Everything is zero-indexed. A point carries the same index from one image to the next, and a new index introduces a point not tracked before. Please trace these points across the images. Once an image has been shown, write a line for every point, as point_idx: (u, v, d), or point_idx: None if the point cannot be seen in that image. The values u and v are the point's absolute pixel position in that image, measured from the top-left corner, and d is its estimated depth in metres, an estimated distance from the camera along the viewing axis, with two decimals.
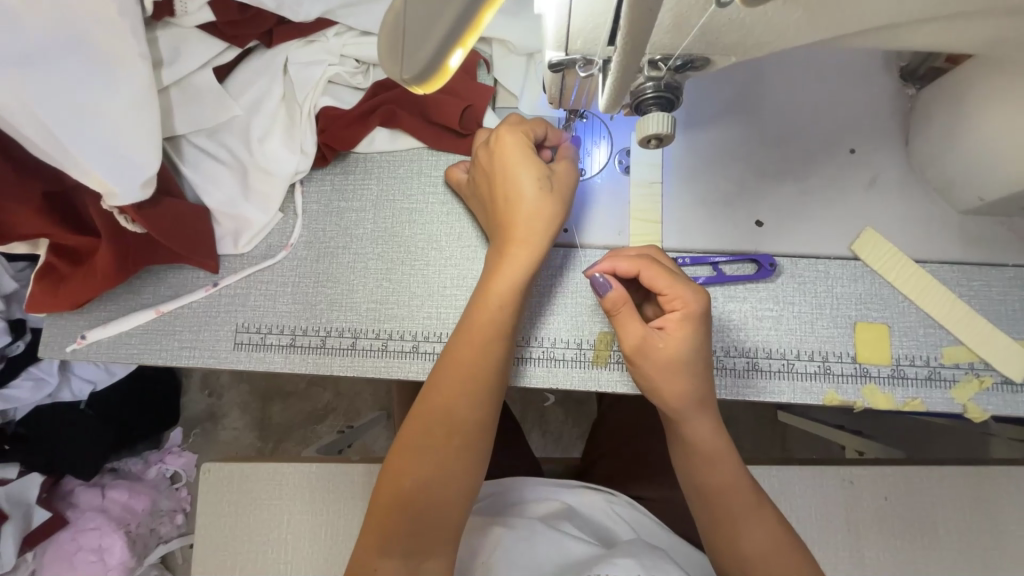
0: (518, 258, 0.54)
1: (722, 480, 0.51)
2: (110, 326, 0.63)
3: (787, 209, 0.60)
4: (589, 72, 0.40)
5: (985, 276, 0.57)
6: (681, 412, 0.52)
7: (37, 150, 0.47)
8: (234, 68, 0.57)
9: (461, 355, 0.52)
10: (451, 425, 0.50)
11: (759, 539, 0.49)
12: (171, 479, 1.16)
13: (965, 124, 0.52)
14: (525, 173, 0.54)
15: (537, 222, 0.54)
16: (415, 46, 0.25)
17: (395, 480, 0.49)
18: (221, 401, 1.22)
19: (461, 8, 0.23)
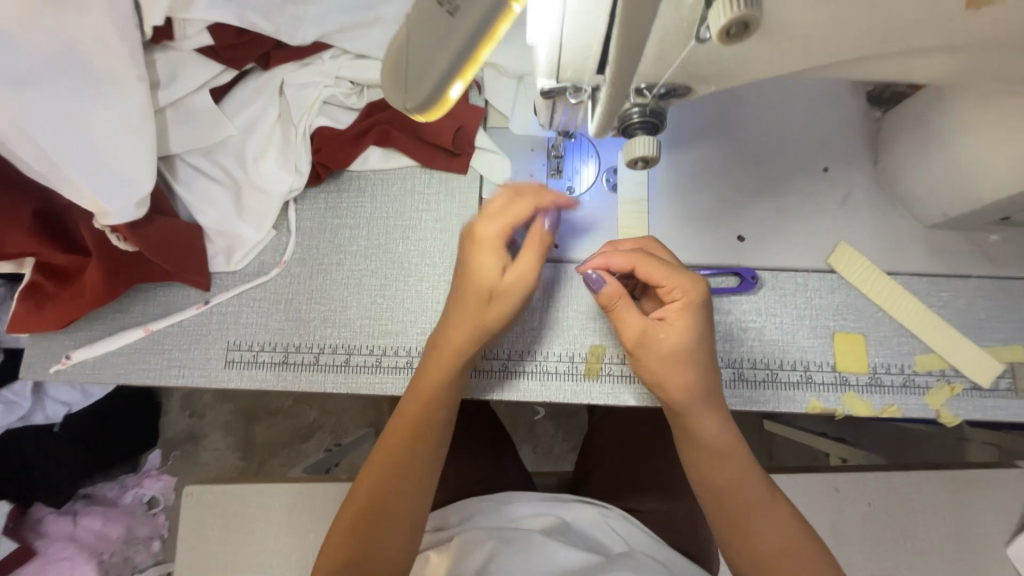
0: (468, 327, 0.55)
1: (731, 477, 0.52)
2: (96, 345, 0.63)
3: (767, 225, 0.63)
4: (578, 99, 0.42)
5: (953, 287, 0.61)
6: (688, 406, 0.53)
7: (29, 168, 0.47)
8: (230, 89, 0.57)
9: (406, 409, 0.55)
10: (419, 440, 0.54)
11: (771, 537, 0.50)
12: (149, 505, 1.13)
13: (930, 147, 0.56)
14: (475, 278, 0.55)
15: (483, 312, 0.55)
16: (418, 76, 0.26)
17: (366, 490, 0.52)
18: (202, 421, 1.19)
19: (461, 43, 0.25)
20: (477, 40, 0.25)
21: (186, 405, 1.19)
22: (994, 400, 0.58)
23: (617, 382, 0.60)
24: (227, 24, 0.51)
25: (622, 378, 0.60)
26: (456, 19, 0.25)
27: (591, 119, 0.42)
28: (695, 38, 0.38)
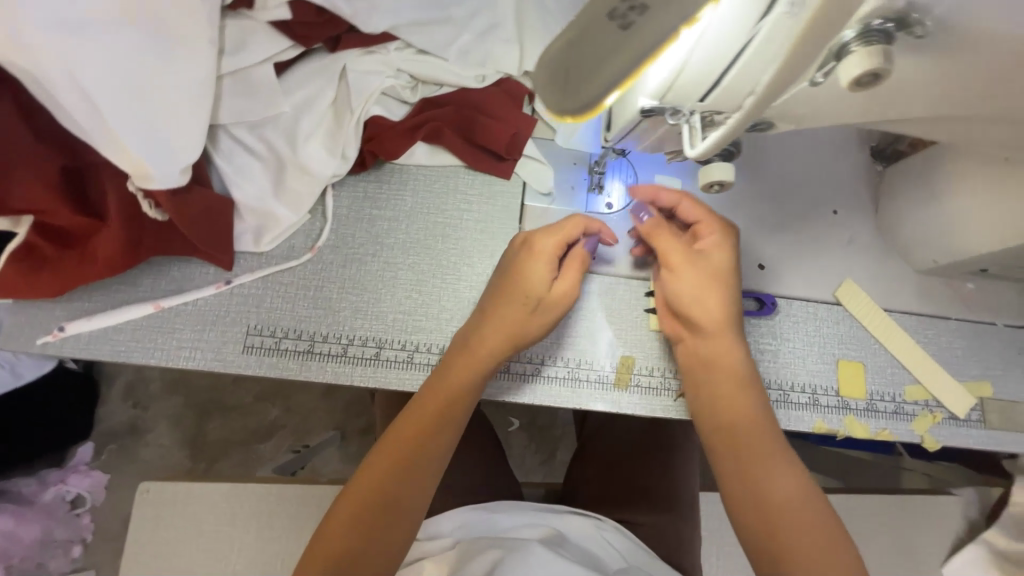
0: (499, 338, 0.56)
1: (741, 413, 0.54)
2: (95, 319, 0.57)
3: (784, 257, 0.68)
4: (675, 122, 0.41)
5: (936, 326, 0.68)
6: (711, 324, 0.56)
7: (67, 118, 0.43)
8: (293, 64, 0.56)
9: (416, 419, 0.53)
10: (435, 419, 0.54)
11: (784, 489, 0.50)
12: (71, 503, 1.15)
13: (930, 201, 0.63)
14: (524, 288, 0.56)
15: (525, 321, 0.56)
16: (580, 81, 0.28)
17: (383, 458, 0.52)
18: (145, 413, 1.22)
19: (633, 56, 0.26)
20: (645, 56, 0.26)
21: (128, 396, 1.22)
22: (967, 429, 0.65)
23: (646, 394, 0.62)
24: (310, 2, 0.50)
25: (650, 390, 0.62)
26: (628, 34, 0.26)
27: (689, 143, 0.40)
28: (807, 83, 0.40)
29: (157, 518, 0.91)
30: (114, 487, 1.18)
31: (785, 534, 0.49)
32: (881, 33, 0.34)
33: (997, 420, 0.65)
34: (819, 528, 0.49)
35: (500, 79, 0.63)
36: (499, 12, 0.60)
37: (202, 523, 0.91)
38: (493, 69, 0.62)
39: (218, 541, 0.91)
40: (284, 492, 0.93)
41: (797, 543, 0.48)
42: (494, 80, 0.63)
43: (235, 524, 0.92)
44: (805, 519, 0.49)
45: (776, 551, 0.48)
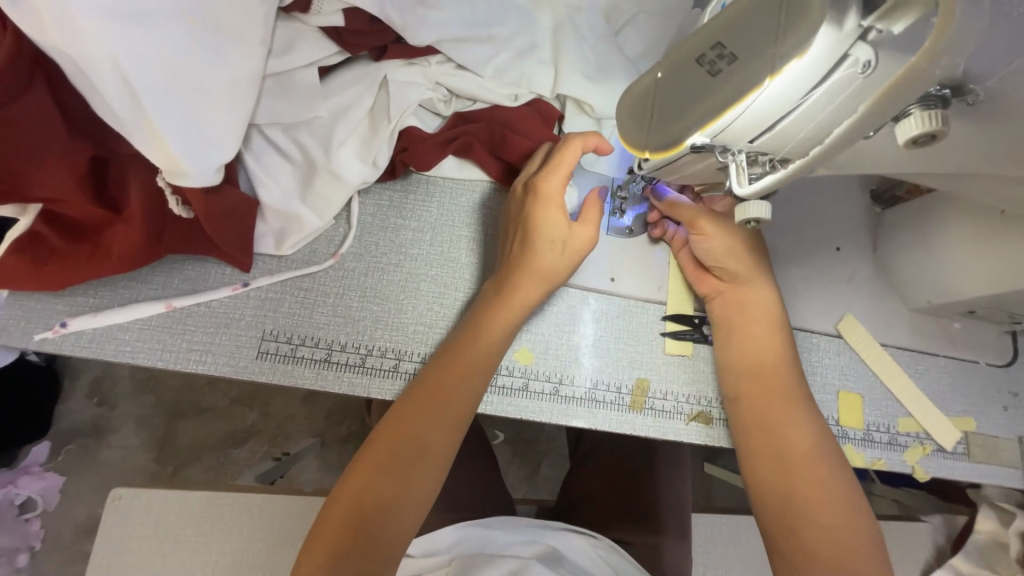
0: (524, 291, 0.57)
1: (771, 359, 0.61)
2: (100, 316, 0.54)
3: (790, 289, 0.71)
4: (723, 160, 0.41)
5: (927, 362, 0.72)
6: (747, 273, 0.62)
7: (102, 106, 0.40)
8: (335, 68, 0.56)
9: (445, 376, 0.55)
10: (483, 356, 0.56)
11: (801, 434, 0.58)
12: (20, 507, 1.09)
13: (927, 245, 0.68)
14: (547, 234, 0.58)
15: (549, 266, 0.58)
16: (666, 125, 0.38)
17: (432, 386, 0.55)
18: (111, 411, 1.15)
19: (717, 103, 0.35)
20: (727, 104, 0.35)
21: (94, 393, 1.15)
22: (953, 461, 0.69)
23: (659, 417, 0.63)
24: (363, 10, 0.50)
25: (664, 413, 0.63)
26: (716, 79, 0.35)
27: (738, 182, 0.42)
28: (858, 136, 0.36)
29: (128, 527, 0.86)
30: (70, 489, 1.12)
31: (796, 468, 0.57)
32: (938, 98, 0.32)
33: (979, 453, 0.69)
34: (828, 465, 0.57)
35: (533, 99, 0.64)
36: (537, 36, 0.62)
37: (178, 534, 0.86)
38: (528, 89, 0.63)
39: (193, 554, 0.86)
40: (268, 502, 0.89)
41: (807, 476, 0.56)
42: (527, 100, 0.64)
43: (213, 535, 0.87)
44: (817, 457, 0.57)
45: (786, 483, 0.56)
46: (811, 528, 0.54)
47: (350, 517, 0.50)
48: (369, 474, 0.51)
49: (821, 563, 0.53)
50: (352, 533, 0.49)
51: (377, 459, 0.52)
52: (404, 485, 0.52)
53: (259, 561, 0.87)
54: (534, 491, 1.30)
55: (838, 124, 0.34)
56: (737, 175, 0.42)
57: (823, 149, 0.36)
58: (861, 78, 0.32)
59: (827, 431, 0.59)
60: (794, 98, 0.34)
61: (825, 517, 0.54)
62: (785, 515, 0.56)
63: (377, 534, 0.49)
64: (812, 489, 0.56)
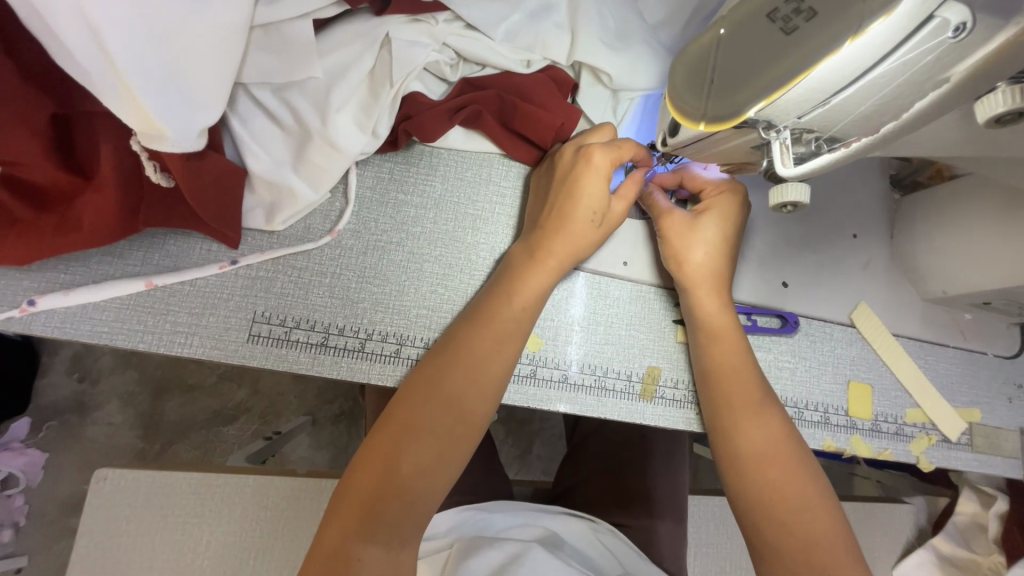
0: (551, 269, 0.55)
1: (730, 366, 0.59)
2: (73, 295, 0.50)
3: (806, 276, 0.69)
4: (766, 137, 0.40)
5: (936, 352, 0.71)
6: (695, 283, 0.60)
7: (65, 58, 0.35)
8: (330, 23, 0.50)
9: (472, 349, 0.52)
10: (518, 325, 0.54)
11: (757, 440, 0.57)
12: (2, 483, 1.05)
13: (948, 234, 0.65)
14: (586, 206, 0.56)
15: (580, 238, 0.56)
16: (724, 98, 0.37)
17: (466, 354, 0.52)
18: (94, 387, 1.11)
19: (784, 72, 0.34)
20: (796, 72, 0.34)
21: (74, 368, 1.10)
22: (957, 451, 0.69)
23: (669, 406, 0.61)
24: None
25: (675, 402, 0.61)
26: (789, 39, 0.34)
27: (785, 160, 0.40)
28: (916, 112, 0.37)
29: (114, 509, 0.83)
30: (52, 466, 1.08)
31: (755, 471, 0.56)
32: None
33: (983, 444, 0.69)
34: (788, 465, 0.56)
35: (547, 65, 0.59)
36: None
37: (166, 516, 0.84)
38: (541, 55, 0.58)
39: (183, 535, 0.84)
40: (260, 484, 0.87)
41: (766, 479, 0.56)
42: (540, 67, 0.59)
43: (203, 517, 0.85)
44: (781, 461, 0.56)
45: (747, 484, 0.57)
46: (793, 523, 0.54)
47: (366, 493, 0.47)
48: (390, 451, 0.49)
49: (786, 558, 0.53)
50: (370, 508, 0.47)
51: (392, 433, 0.50)
52: (433, 458, 0.50)
53: (252, 544, 0.86)
54: (527, 470, 1.30)
55: (922, 97, 0.34)
56: (785, 155, 0.40)
57: (896, 124, 0.36)
58: (950, 43, 0.30)
59: (788, 427, 0.58)
60: (860, 68, 0.33)
61: (784, 517, 0.54)
62: (749, 514, 0.56)
63: (395, 509, 0.48)
64: (771, 489, 0.56)
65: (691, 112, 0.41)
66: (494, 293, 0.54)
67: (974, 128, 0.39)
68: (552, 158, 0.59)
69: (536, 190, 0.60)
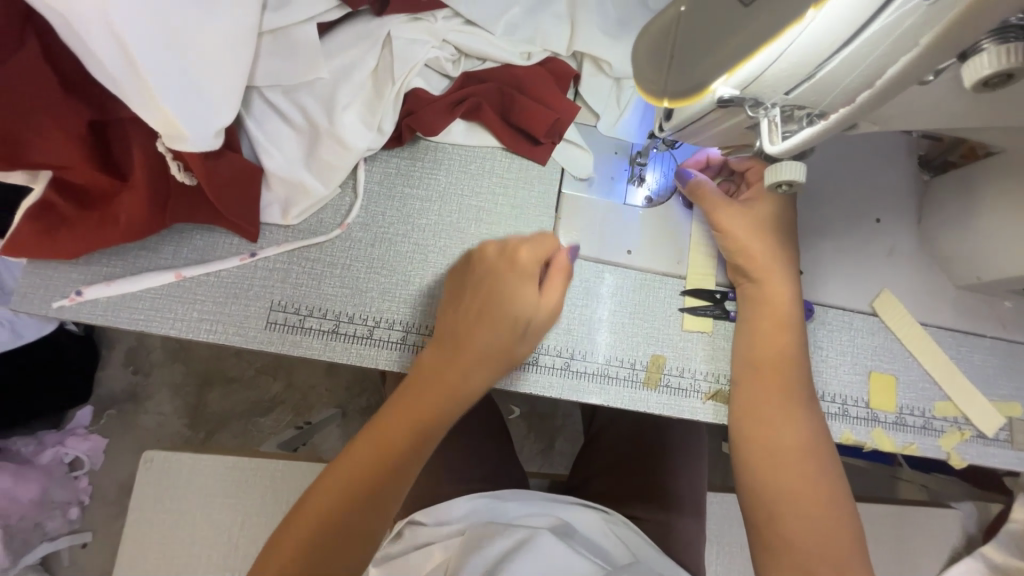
0: (484, 346, 0.52)
1: (774, 358, 0.57)
2: (115, 286, 0.55)
3: (824, 262, 0.67)
4: (754, 116, 0.41)
5: (971, 343, 0.67)
6: (762, 271, 0.59)
7: (99, 71, 0.39)
8: (335, 27, 0.54)
9: (418, 400, 0.52)
10: (451, 387, 0.52)
11: (792, 432, 0.56)
12: (70, 465, 1.15)
13: (978, 215, 0.61)
14: (513, 311, 0.53)
15: (504, 346, 0.53)
16: (687, 74, 0.41)
17: (414, 404, 0.52)
18: (146, 379, 1.20)
19: (741, 48, 0.38)
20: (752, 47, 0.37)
21: (129, 361, 1.20)
22: (994, 448, 0.64)
23: (675, 395, 0.60)
24: None
25: (680, 390, 0.61)
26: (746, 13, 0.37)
27: (770, 138, 0.40)
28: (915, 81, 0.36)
29: (160, 488, 0.90)
30: (111, 451, 1.18)
31: (782, 463, 0.55)
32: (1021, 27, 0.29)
33: None
34: (817, 463, 0.55)
35: (547, 57, 0.61)
36: None
37: (205, 495, 0.90)
38: (541, 48, 0.60)
39: (220, 514, 0.90)
40: (288, 468, 0.93)
41: (786, 477, 0.54)
42: (540, 59, 0.61)
43: (238, 498, 0.91)
44: (803, 462, 0.55)
45: (768, 478, 0.55)
46: (803, 524, 0.53)
47: (305, 534, 0.47)
48: (332, 493, 0.48)
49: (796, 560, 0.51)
50: (304, 550, 0.46)
51: (335, 477, 0.49)
52: (368, 510, 0.48)
53: None
54: (548, 466, 1.30)
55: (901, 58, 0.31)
56: (769, 134, 0.41)
57: (873, 92, 0.34)
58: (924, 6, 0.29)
59: (822, 428, 0.57)
60: (838, 38, 0.34)
61: (805, 511, 0.53)
62: (757, 509, 0.55)
63: (330, 554, 0.46)
64: (789, 491, 0.54)
65: (654, 89, 0.44)
66: (447, 343, 0.54)
67: (977, 96, 0.37)
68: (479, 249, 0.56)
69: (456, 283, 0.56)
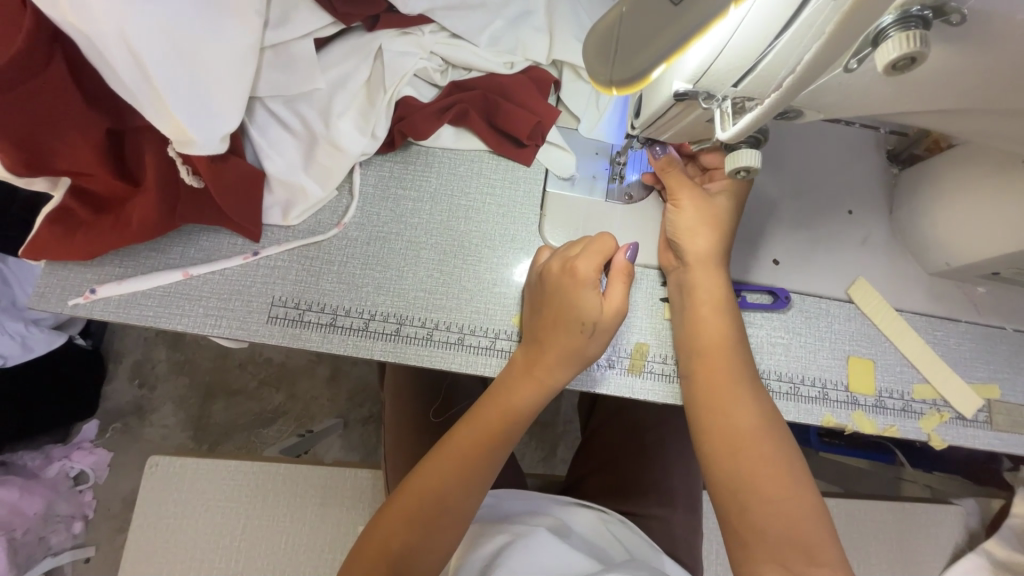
0: (535, 385, 0.57)
1: (716, 342, 0.60)
2: (126, 284, 0.59)
3: (799, 252, 0.70)
4: (707, 107, 0.46)
5: (946, 327, 0.69)
6: (694, 260, 0.61)
7: (119, 86, 0.45)
8: (331, 42, 0.59)
9: (464, 442, 0.57)
10: (499, 428, 0.57)
11: (745, 416, 0.57)
12: (75, 480, 1.17)
13: (943, 202, 0.65)
14: (577, 315, 0.56)
15: (562, 368, 0.57)
16: (628, 62, 0.40)
17: (461, 447, 0.57)
18: (152, 393, 1.23)
19: (680, 36, 0.36)
20: (691, 36, 0.37)
21: (135, 375, 1.24)
22: (973, 429, 0.66)
23: (659, 381, 0.63)
24: None
25: (663, 376, 0.63)
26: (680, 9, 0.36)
27: (727, 128, 0.45)
28: (841, 68, 0.42)
29: (164, 492, 0.92)
30: (115, 465, 1.20)
31: (743, 452, 0.56)
32: (918, 18, 0.35)
33: (1004, 422, 0.66)
34: (775, 443, 0.56)
35: (529, 66, 0.65)
36: (532, 3, 0.64)
37: (208, 500, 0.92)
38: (523, 57, 0.65)
39: (224, 518, 0.92)
40: (290, 472, 0.95)
41: (747, 456, 0.56)
42: (522, 67, 0.65)
43: (240, 502, 0.93)
44: (759, 441, 0.56)
45: (732, 462, 0.56)
46: (769, 503, 0.54)
47: (370, 567, 0.53)
48: (395, 523, 0.54)
49: (772, 541, 0.52)
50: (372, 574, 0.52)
51: (397, 513, 0.55)
52: (427, 542, 0.54)
53: (282, 529, 0.92)
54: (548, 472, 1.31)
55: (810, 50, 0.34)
56: (723, 122, 0.46)
57: (794, 77, 0.36)
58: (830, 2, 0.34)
59: (770, 402, 0.59)
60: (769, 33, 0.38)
61: (772, 497, 0.54)
62: (727, 497, 0.55)
63: None
64: (750, 473, 0.55)
65: (598, 75, 0.42)
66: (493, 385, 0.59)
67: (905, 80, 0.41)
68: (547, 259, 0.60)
69: (532, 290, 0.60)
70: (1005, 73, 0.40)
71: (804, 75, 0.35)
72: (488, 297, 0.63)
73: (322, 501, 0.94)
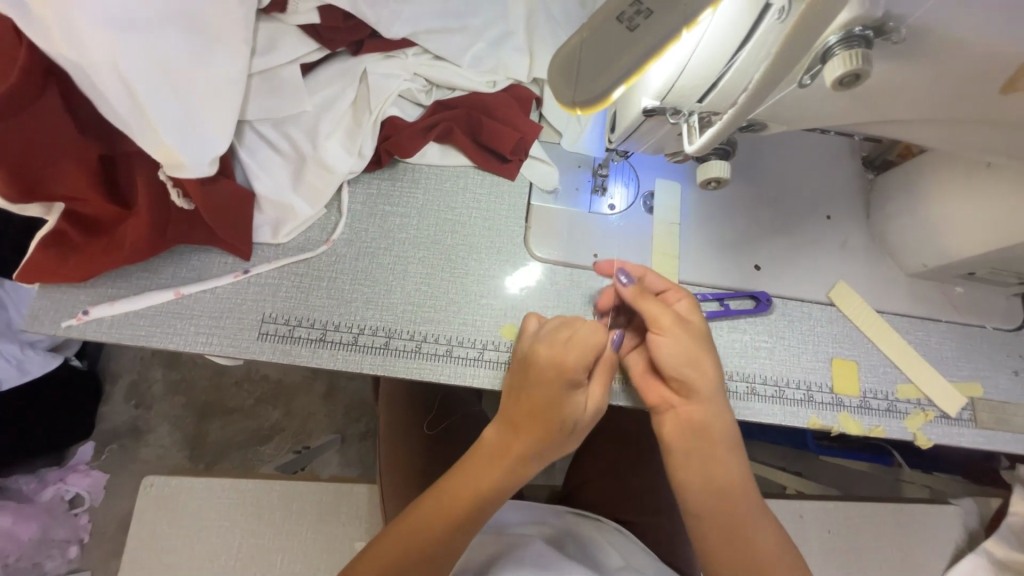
0: (505, 471, 0.56)
1: (731, 476, 0.56)
2: (119, 305, 0.60)
3: (780, 258, 0.71)
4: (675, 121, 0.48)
5: (927, 327, 0.70)
6: (698, 394, 0.57)
7: (111, 114, 0.47)
8: (317, 67, 0.62)
9: (425, 522, 0.55)
10: (461, 513, 0.55)
11: (765, 541, 0.54)
12: (71, 503, 1.17)
13: (915, 205, 0.66)
14: (557, 407, 0.54)
15: (536, 454, 0.56)
16: (592, 84, 0.40)
17: (421, 531, 0.54)
18: (147, 412, 1.23)
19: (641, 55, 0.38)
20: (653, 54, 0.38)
21: (131, 396, 1.24)
22: (958, 427, 0.67)
23: None
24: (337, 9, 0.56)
25: None
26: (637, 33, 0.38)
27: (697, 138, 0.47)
28: (795, 84, 0.44)
29: (159, 513, 0.92)
30: (112, 486, 1.19)
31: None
32: (860, 38, 0.38)
33: (988, 419, 0.67)
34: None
35: (510, 85, 0.68)
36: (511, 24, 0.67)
37: (204, 520, 0.92)
38: (504, 76, 0.67)
39: (219, 538, 0.91)
40: (285, 488, 0.94)
41: None
42: (504, 85, 0.68)
43: (236, 521, 0.92)
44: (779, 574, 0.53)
45: None
46: None
47: None
48: None
49: None
50: None
51: None
52: None
53: (277, 547, 0.92)
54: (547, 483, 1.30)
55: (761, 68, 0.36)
56: (692, 135, 0.48)
57: (749, 94, 0.38)
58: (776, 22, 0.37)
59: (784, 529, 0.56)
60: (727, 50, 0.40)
61: None
62: None
63: None
64: None
65: (562, 97, 0.42)
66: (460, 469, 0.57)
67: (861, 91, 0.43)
68: (538, 333, 0.58)
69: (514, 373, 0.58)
70: (954, 84, 0.42)
71: (756, 92, 0.37)
72: (472, 310, 0.64)
73: (318, 517, 0.93)
